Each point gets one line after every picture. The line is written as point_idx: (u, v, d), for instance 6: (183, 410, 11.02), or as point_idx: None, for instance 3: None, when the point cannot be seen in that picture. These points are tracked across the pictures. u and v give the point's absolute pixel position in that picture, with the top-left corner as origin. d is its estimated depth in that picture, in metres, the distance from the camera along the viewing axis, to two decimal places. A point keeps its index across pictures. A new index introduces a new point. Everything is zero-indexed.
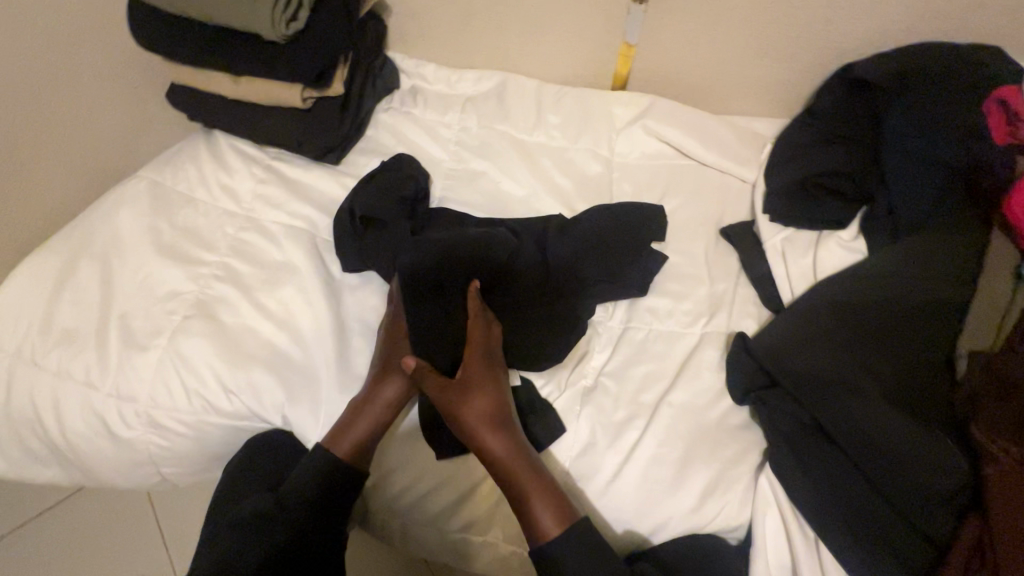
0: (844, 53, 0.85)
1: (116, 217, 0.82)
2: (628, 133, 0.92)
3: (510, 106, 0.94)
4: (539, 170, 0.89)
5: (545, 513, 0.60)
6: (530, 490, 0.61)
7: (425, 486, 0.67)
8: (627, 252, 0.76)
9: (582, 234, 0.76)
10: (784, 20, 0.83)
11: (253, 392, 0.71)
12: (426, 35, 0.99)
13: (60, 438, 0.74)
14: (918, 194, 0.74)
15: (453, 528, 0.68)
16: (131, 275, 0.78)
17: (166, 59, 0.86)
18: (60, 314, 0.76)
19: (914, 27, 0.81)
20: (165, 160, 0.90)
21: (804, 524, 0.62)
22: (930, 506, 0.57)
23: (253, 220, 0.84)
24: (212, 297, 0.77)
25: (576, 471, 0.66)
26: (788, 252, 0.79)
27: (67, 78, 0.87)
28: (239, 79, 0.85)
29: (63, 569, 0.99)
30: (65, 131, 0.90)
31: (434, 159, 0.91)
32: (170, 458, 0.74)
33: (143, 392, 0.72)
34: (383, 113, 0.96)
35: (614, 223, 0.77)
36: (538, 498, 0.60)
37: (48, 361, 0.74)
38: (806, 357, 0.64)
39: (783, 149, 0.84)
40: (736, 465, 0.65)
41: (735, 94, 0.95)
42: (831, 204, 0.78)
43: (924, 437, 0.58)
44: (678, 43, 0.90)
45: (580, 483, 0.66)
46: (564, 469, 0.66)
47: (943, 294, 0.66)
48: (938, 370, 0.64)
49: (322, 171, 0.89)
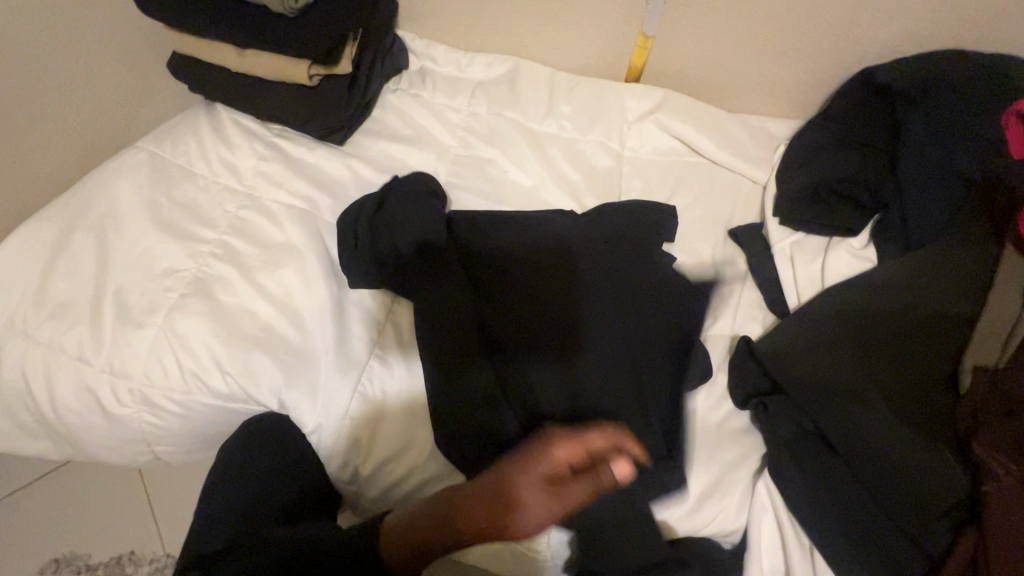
0: (865, 55, 0.84)
1: (114, 189, 0.80)
2: (640, 128, 0.90)
3: (521, 93, 0.92)
4: (548, 161, 0.87)
5: (532, 517, 0.57)
6: (527, 500, 0.57)
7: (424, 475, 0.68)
8: (649, 262, 0.73)
9: (606, 245, 0.73)
10: (807, 18, 0.82)
11: (257, 376, 0.70)
12: (437, 14, 0.96)
13: (50, 411, 0.72)
14: (933, 206, 0.74)
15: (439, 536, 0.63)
16: (127, 249, 0.76)
17: (170, 27, 0.83)
18: (53, 286, 0.74)
19: (939, 32, 0.80)
20: (165, 132, 0.88)
21: (800, 531, 0.62)
22: (927, 518, 0.57)
23: (254, 198, 0.82)
24: (210, 275, 0.75)
25: None
26: (797, 257, 0.78)
27: (64, 41, 0.84)
28: (244, 52, 0.82)
29: (53, 539, 0.98)
30: (62, 96, 0.87)
31: (441, 143, 0.89)
32: (162, 436, 0.73)
33: (138, 369, 0.70)
34: (391, 94, 0.93)
35: (629, 219, 0.76)
36: (530, 506, 0.57)
37: (40, 333, 0.72)
38: (810, 364, 0.64)
39: (796, 151, 0.83)
40: (738, 466, 0.65)
41: (750, 93, 0.93)
42: (842, 209, 0.77)
43: (926, 449, 0.58)
44: (697, 37, 0.88)
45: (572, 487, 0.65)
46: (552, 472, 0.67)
47: (952, 307, 0.66)
48: (942, 383, 0.64)
49: (327, 151, 0.87)
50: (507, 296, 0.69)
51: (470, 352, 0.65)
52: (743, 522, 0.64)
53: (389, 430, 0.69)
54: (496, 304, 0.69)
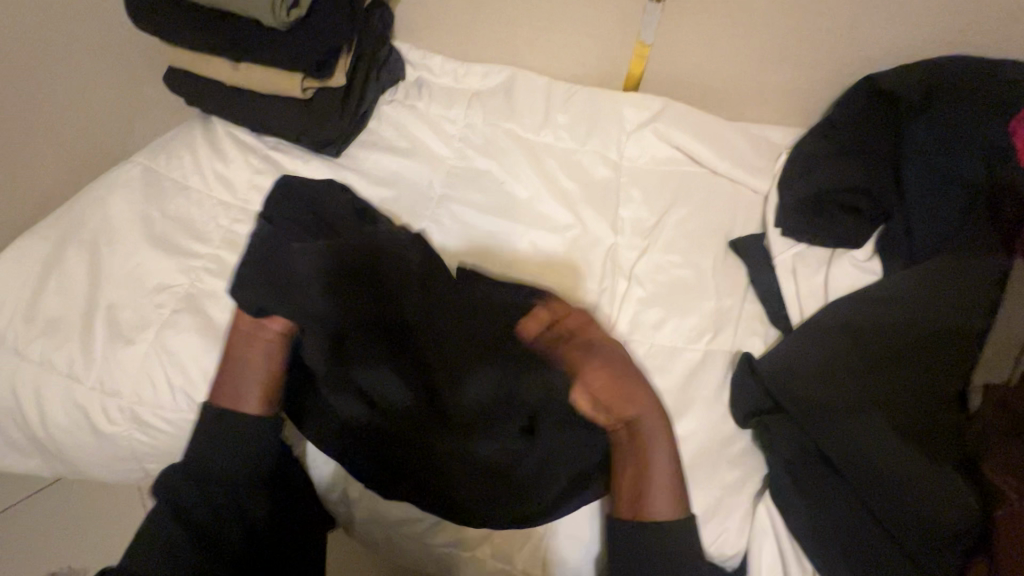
0: (868, 62, 0.82)
1: (108, 203, 0.80)
2: (638, 137, 0.88)
3: (517, 103, 0.91)
4: (544, 171, 0.86)
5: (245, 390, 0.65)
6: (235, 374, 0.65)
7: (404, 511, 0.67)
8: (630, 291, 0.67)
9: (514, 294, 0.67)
10: (807, 25, 0.80)
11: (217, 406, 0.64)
12: (432, 25, 0.95)
13: (41, 429, 0.72)
14: (938, 216, 0.71)
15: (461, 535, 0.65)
16: (120, 263, 0.76)
17: (165, 42, 0.83)
18: (45, 303, 0.74)
19: (943, 38, 0.78)
20: (159, 145, 0.88)
21: (803, 559, 0.60)
22: (936, 546, 0.55)
23: (248, 212, 0.81)
24: (203, 290, 0.75)
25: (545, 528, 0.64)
26: (799, 269, 0.76)
27: (61, 57, 0.85)
28: (238, 64, 0.82)
29: (47, 555, 0.98)
30: (58, 112, 0.88)
31: (437, 155, 0.88)
32: (153, 454, 0.72)
33: (128, 387, 0.70)
34: (387, 106, 0.93)
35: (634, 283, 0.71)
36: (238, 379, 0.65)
37: (30, 350, 0.72)
38: (741, 385, 0.66)
39: (799, 160, 0.81)
40: (707, 461, 0.65)
41: (752, 101, 0.91)
42: (846, 220, 0.75)
43: (931, 468, 0.57)
44: (695, 44, 0.86)
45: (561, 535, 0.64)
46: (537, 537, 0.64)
47: (962, 324, 0.64)
48: (952, 403, 0.62)
49: (322, 163, 0.86)
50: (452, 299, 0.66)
51: (455, 360, 0.64)
52: (743, 546, 0.62)
53: (373, 437, 0.64)
54: (479, 309, 0.65)
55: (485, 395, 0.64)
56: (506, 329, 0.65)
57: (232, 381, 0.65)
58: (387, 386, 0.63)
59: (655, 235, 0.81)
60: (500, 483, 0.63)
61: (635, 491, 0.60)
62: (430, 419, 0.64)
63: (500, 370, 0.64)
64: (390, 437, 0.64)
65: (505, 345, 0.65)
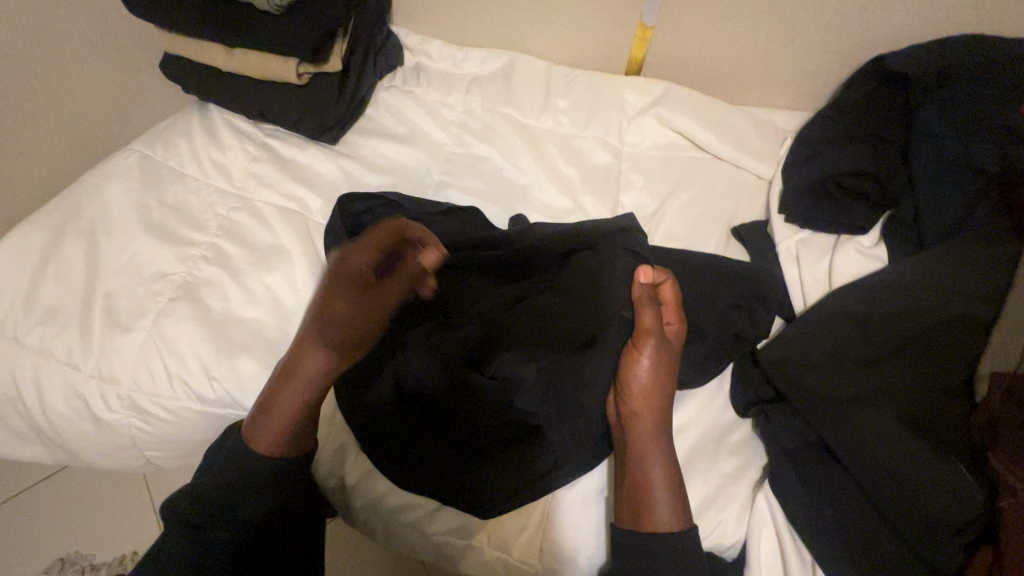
0: (877, 43, 0.80)
1: (106, 191, 0.80)
2: (639, 122, 0.87)
3: (516, 88, 0.90)
4: (544, 158, 0.84)
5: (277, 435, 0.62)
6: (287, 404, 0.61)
7: (404, 497, 0.67)
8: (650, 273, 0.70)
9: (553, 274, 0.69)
10: (814, 5, 0.77)
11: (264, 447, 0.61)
12: (429, 9, 0.94)
13: (42, 417, 0.72)
14: (947, 202, 0.69)
15: (467, 517, 0.65)
16: (118, 251, 0.76)
17: (159, 28, 0.82)
18: (44, 292, 0.74)
19: (955, 17, 0.75)
20: (156, 133, 0.87)
21: (804, 550, 0.59)
22: (938, 537, 0.54)
23: (245, 200, 0.81)
24: (199, 279, 0.74)
25: (546, 514, 0.64)
26: (803, 256, 0.74)
27: (56, 46, 0.84)
28: (233, 51, 0.81)
29: (51, 539, 0.99)
30: (54, 101, 0.87)
31: (435, 141, 0.87)
32: (154, 442, 0.73)
33: (126, 375, 0.70)
34: (384, 92, 0.91)
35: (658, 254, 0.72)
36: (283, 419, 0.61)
37: (30, 338, 0.72)
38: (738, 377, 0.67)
39: (805, 145, 0.79)
40: (704, 449, 0.64)
41: (756, 85, 0.89)
42: (853, 205, 0.73)
43: (934, 458, 0.56)
44: (700, 26, 0.84)
45: (560, 521, 0.64)
46: (536, 523, 0.64)
47: (972, 312, 0.62)
48: (957, 392, 0.60)
49: (319, 151, 0.85)
50: (508, 285, 0.70)
51: (498, 343, 0.64)
52: (742, 536, 0.61)
53: (410, 414, 0.67)
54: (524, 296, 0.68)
55: (516, 376, 0.63)
56: (544, 312, 0.65)
57: (273, 424, 0.61)
58: (420, 367, 0.65)
59: (656, 224, 0.79)
60: (511, 459, 0.64)
61: (635, 510, 0.59)
62: (462, 398, 0.65)
63: (529, 355, 0.63)
64: (428, 416, 0.66)
65: (535, 327, 0.64)
